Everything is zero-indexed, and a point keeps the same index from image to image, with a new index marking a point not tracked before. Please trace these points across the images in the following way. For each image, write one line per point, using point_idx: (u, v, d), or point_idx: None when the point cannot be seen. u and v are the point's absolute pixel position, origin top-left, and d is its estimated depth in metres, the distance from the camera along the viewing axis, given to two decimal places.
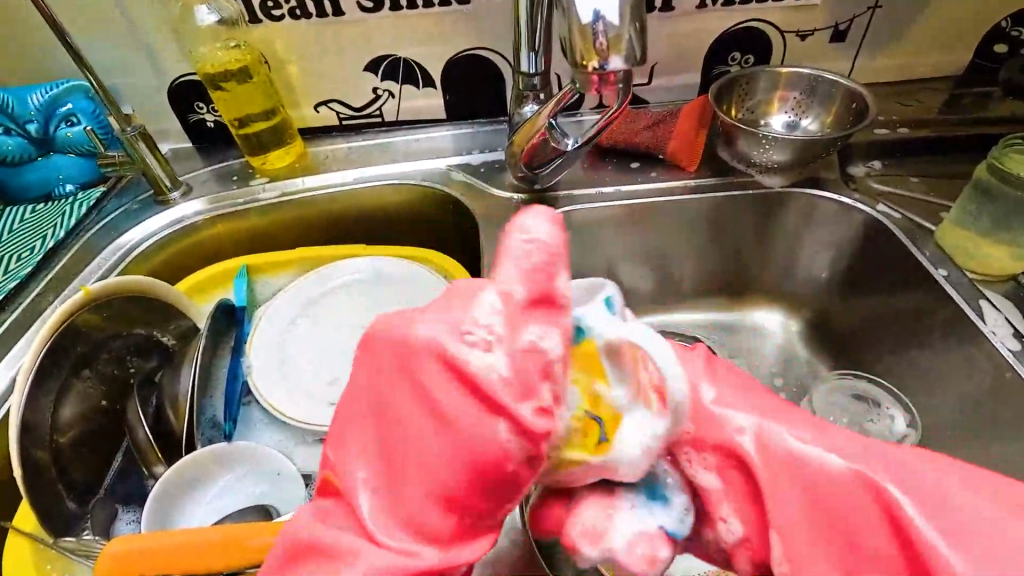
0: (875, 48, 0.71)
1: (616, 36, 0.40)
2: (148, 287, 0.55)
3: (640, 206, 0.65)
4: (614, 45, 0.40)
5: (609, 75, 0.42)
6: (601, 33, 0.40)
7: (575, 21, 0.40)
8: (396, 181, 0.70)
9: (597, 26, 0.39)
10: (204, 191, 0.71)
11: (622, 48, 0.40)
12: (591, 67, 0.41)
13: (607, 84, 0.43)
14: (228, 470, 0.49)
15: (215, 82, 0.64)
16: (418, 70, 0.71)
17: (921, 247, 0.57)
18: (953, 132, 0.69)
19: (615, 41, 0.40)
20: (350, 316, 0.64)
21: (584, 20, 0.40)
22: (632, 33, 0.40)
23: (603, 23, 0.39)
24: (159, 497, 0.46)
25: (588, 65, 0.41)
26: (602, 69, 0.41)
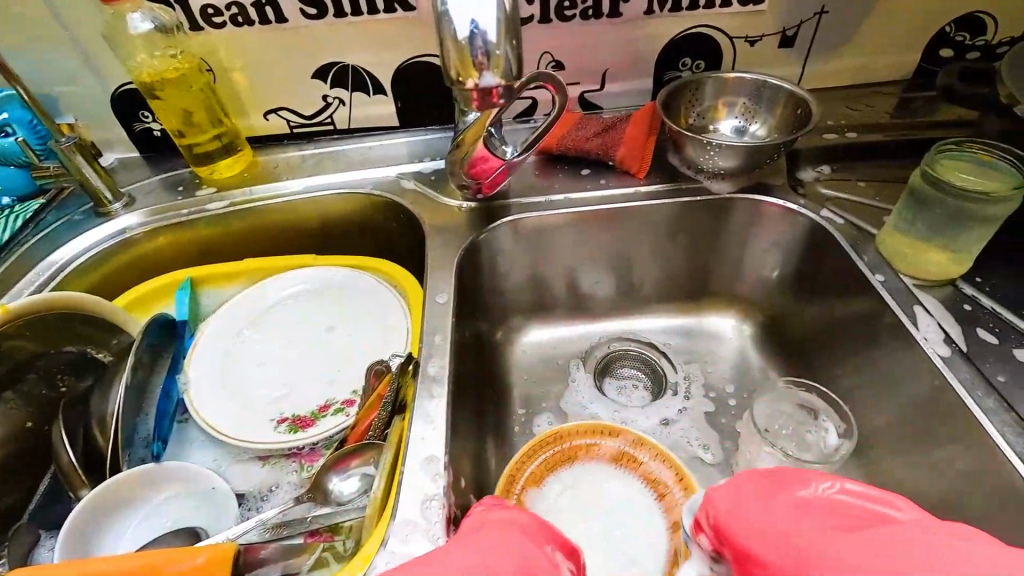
0: (824, 53, 0.71)
1: (497, 56, 0.40)
2: (79, 302, 0.53)
3: (589, 212, 0.64)
4: (492, 61, 0.40)
5: (488, 92, 0.42)
6: (478, 49, 0.40)
7: (451, 37, 0.40)
8: (345, 190, 0.69)
9: (473, 41, 0.40)
10: (148, 202, 0.69)
11: (500, 65, 0.41)
12: (469, 83, 0.42)
13: (487, 101, 0.44)
14: (172, 483, 0.48)
15: (152, 91, 0.62)
16: (367, 77, 0.70)
17: (862, 252, 0.57)
18: (898, 136, 0.69)
19: (495, 60, 0.41)
20: (297, 328, 0.62)
21: (461, 36, 0.40)
22: (508, 51, 0.41)
23: (480, 38, 0.40)
24: (74, 529, 0.44)
25: (466, 82, 0.41)
26: (480, 86, 0.42)
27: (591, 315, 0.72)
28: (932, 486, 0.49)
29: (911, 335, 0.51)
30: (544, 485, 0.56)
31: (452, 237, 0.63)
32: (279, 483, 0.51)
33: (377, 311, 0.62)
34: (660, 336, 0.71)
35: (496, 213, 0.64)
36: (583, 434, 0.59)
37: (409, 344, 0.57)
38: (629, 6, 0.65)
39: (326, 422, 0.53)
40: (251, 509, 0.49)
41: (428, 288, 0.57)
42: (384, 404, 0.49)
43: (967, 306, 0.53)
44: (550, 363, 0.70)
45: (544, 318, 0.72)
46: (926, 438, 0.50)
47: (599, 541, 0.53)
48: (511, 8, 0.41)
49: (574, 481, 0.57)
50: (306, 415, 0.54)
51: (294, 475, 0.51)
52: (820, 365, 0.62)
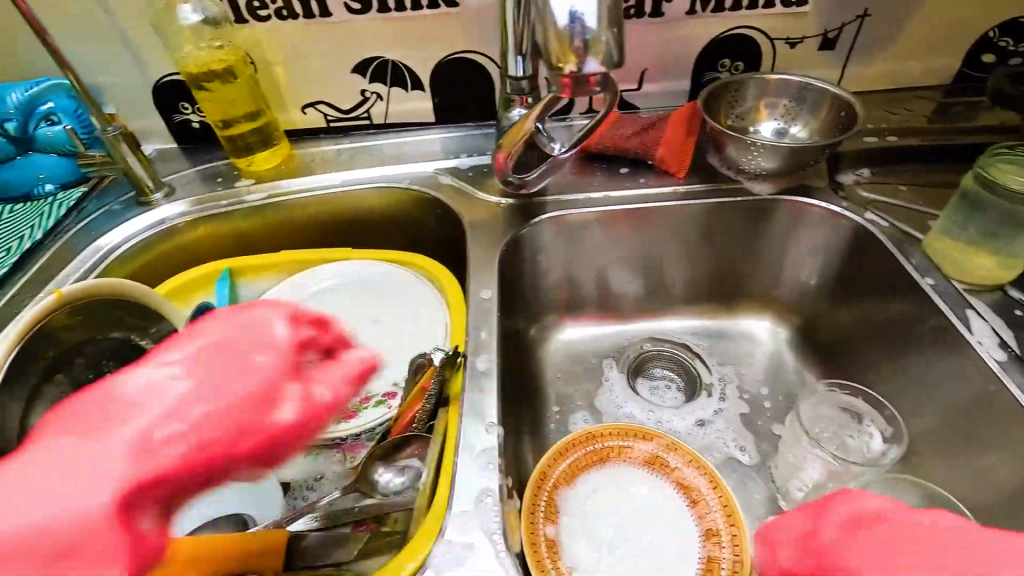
0: (865, 56, 0.71)
1: (595, 39, 0.39)
2: (127, 290, 0.54)
3: (628, 210, 0.64)
4: (592, 47, 0.40)
5: (586, 78, 0.41)
6: (577, 34, 0.39)
7: (551, 23, 0.40)
8: (383, 184, 0.70)
9: (573, 27, 0.39)
10: (188, 192, 0.70)
11: (600, 50, 0.40)
12: (567, 70, 0.41)
13: (584, 88, 0.43)
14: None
15: (198, 82, 0.63)
16: (406, 73, 0.70)
17: (909, 255, 0.57)
18: (939, 141, 0.69)
19: (593, 43, 0.40)
20: (335, 320, 0.63)
21: (560, 21, 0.39)
22: (610, 38, 0.40)
23: (580, 20, 0.39)
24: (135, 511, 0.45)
25: (564, 68, 0.41)
26: (578, 71, 0.41)
27: (624, 315, 0.72)
28: (981, 492, 0.48)
29: (961, 339, 0.51)
30: (576, 484, 0.56)
31: (492, 233, 0.63)
32: (324, 475, 0.51)
33: (415, 305, 0.62)
34: (693, 338, 0.71)
35: (535, 209, 0.64)
36: (617, 437, 0.59)
37: (449, 338, 0.57)
38: (672, 5, 0.65)
39: (370, 413, 0.53)
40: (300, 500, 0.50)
41: (471, 284, 0.57)
42: (430, 397, 0.49)
43: (1017, 311, 0.53)
44: (582, 361, 0.70)
45: (577, 316, 0.71)
46: (974, 443, 0.49)
47: (633, 546, 0.53)
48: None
49: (605, 482, 0.57)
50: (347, 407, 0.54)
51: (338, 466, 0.52)
52: (859, 369, 0.61)
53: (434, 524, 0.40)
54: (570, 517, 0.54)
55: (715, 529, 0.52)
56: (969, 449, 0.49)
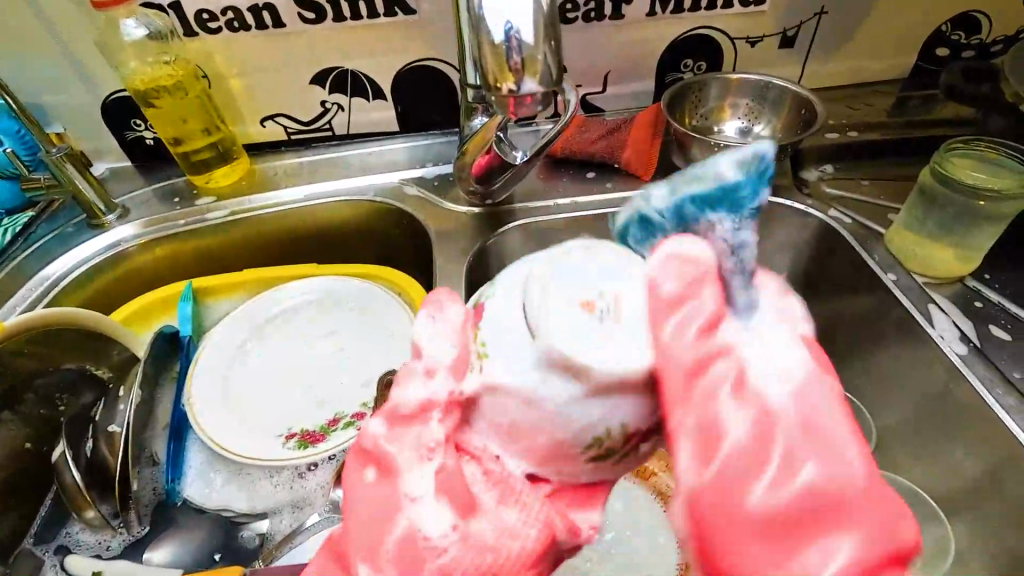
0: (824, 53, 0.72)
1: (531, 58, 0.39)
2: (72, 318, 0.50)
3: (595, 216, 0.64)
4: (528, 65, 0.39)
5: (526, 98, 0.40)
6: (513, 51, 0.38)
7: (488, 41, 0.39)
8: (347, 198, 0.68)
9: (509, 45, 0.38)
10: (143, 213, 0.67)
11: (537, 70, 0.39)
12: (506, 88, 0.40)
13: (524, 108, 0.42)
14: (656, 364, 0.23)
15: (146, 99, 0.61)
16: (367, 83, 0.69)
17: (872, 251, 0.57)
18: (899, 136, 0.70)
19: (531, 64, 0.39)
20: (303, 340, 0.61)
21: (495, 39, 0.39)
22: (546, 53, 0.39)
23: (516, 39, 0.38)
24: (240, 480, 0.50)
25: (502, 87, 0.40)
26: (517, 91, 0.40)
27: None
28: None
29: (924, 335, 0.51)
30: None
31: (460, 243, 0.62)
32: (308, 498, 0.49)
33: (384, 320, 0.61)
34: None
35: (502, 218, 0.64)
36: None
37: None
38: (632, 7, 0.65)
39: (337, 436, 0.51)
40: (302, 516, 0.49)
41: None
42: None
43: (977, 303, 0.54)
44: None
45: None
46: (938, 438, 0.49)
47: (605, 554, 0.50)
48: (547, 10, 0.39)
49: None
50: (315, 430, 0.53)
51: (312, 491, 0.50)
52: None
53: None
54: None
55: None
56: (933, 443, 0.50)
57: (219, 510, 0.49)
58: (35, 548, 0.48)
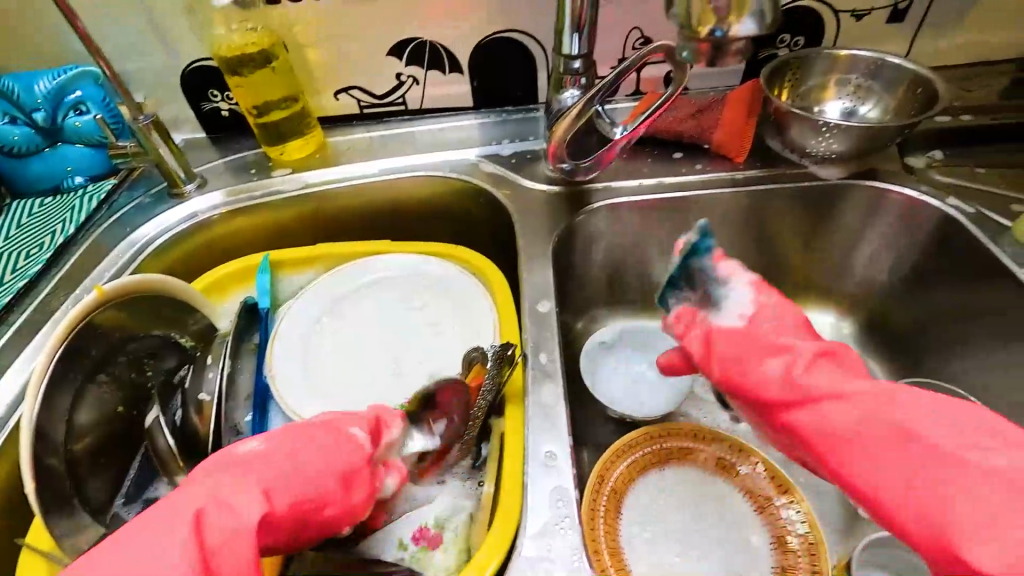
0: (935, 29, 0.66)
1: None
2: (160, 284, 0.52)
3: (685, 199, 0.60)
4: (737, 7, 0.38)
5: (729, 43, 0.40)
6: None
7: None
8: (423, 173, 0.66)
9: None
10: (220, 184, 0.67)
11: (748, 10, 0.38)
12: (705, 31, 0.40)
13: (722, 54, 0.41)
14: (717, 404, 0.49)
15: (231, 68, 0.60)
16: (444, 54, 0.66)
17: (1001, 244, 0.53)
18: (1019, 120, 0.64)
19: (738, 3, 0.38)
20: (376, 320, 0.60)
21: None
22: None
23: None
24: None
25: (703, 29, 0.40)
26: (719, 35, 0.40)
27: None
28: None
29: None
30: (634, 488, 0.51)
31: (544, 222, 0.59)
32: None
33: (462, 300, 0.60)
34: None
35: (585, 198, 0.61)
36: (681, 436, 0.54)
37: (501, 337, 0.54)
38: None
39: None
40: None
41: (525, 278, 0.54)
42: (486, 391, 0.45)
43: None
44: (623, 348, 0.64)
45: (625, 312, 0.68)
46: None
47: (692, 550, 0.49)
48: None
49: (665, 484, 0.52)
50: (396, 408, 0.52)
51: None
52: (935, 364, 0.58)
53: (505, 532, 0.37)
54: (634, 527, 0.50)
55: (788, 539, 0.48)
56: None
57: None
58: (121, 511, 0.47)
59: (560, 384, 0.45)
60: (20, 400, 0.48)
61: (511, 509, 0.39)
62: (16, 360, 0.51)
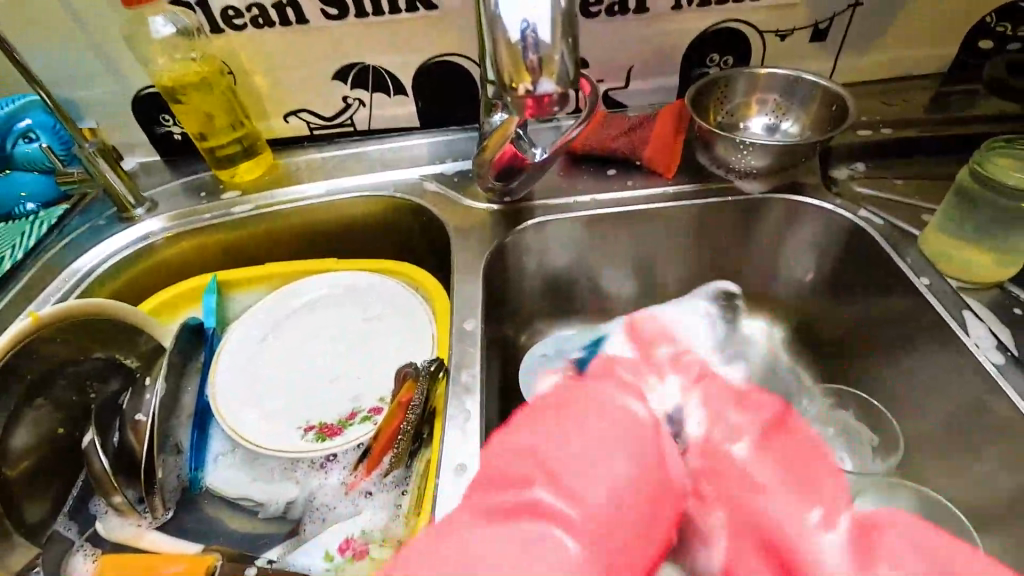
0: (857, 48, 0.69)
1: (548, 57, 0.38)
2: (100, 309, 0.53)
3: (616, 214, 0.63)
4: (545, 64, 0.39)
5: (542, 98, 0.40)
6: (530, 50, 0.38)
7: (503, 40, 0.38)
8: (368, 193, 0.68)
9: (525, 43, 0.38)
10: (170, 206, 0.69)
11: (554, 70, 0.39)
12: (522, 89, 0.40)
13: (541, 108, 0.41)
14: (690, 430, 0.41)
15: (174, 95, 0.62)
16: (387, 78, 0.69)
17: (905, 254, 0.55)
18: (937, 133, 0.67)
19: (547, 63, 0.39)
20: (321, 338, 0.61)
21: (512, 38, 0.38)
22: (563, 52, 0.39)
23: (533, 37, 0.38)
24: (258, 474, 0.52)
25: (518, 88, 0.39)
26: (533, 92, 0.39)
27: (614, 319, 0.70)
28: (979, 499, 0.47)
29: (957, 342, 0.50)
30: None
31: (481, 240, 0.61)
32: (316, 493, 0.50)
33: (404, 316, 0.61)
34: None
35: (521, 215, 0.63)
36: None
37: (437, 351, 0.56)
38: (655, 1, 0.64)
39: (354, 430, 0.52)
40: (317, 520, 0.49)
41: (458, 294, 0.56)
42: (413, 409, 0.49)
43: (1013, 310, 0.53)
44: (566, 357, 0.64)
45: (568, 323, 0.70)
46: (974, 448, 0.48)
47: None
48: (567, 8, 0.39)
49: None
50: (333, 423, 0.53)
51: (328, 484, 0.50)
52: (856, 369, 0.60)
53: None
54: None
55: None
56: (970, 453, 0.49)
57: (238, 500, 0.51)
58: (60, 528, 0.49)
59: (480, 398, 0.47)
60: None
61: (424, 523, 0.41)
62: None
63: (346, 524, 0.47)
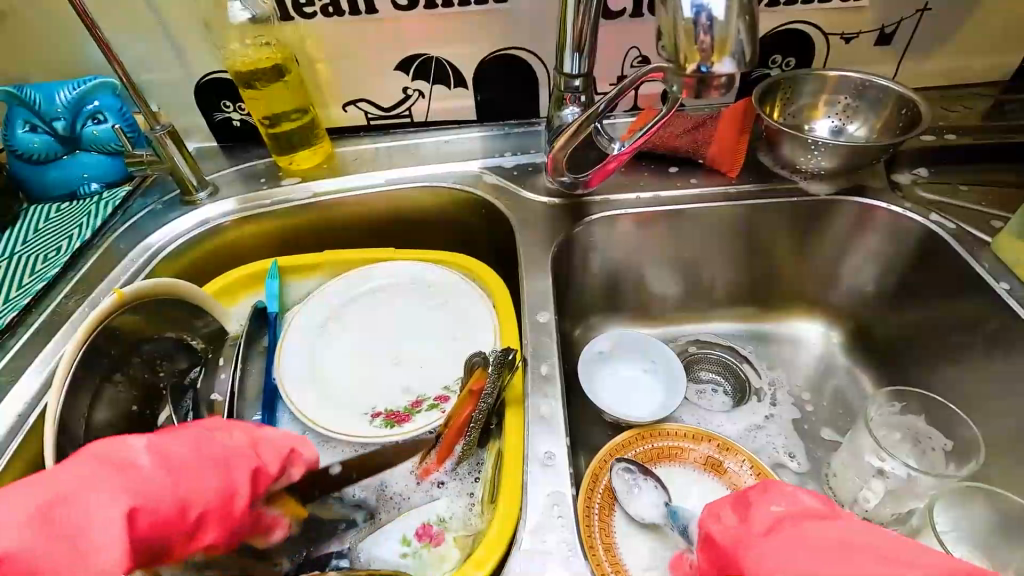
0: (921, 53, 0.69)
1: (723, 37, 0.38)
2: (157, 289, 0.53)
3: (680, 211, 0.63)
4: (720, 45, 0.38)
5: (713, 80, 0.40)
6: (706, 30, 0.38)
7: (677, 19, 0.39)
8: (428, 184, 0.69)
9: (701, 22, 0.38)
10: (232, 192, 0.69)
11: (729, 49, 0.39)
12: (692, 69, 0.40)
13: (707, 89, 0.41)
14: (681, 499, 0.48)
15: (247, 81, 0.63)
16: (450, 69, 0.69)
17: (980, 259, 0.55)
18: (1002, 140, 0.67)
19: (721, 44, 0.38)
20: (381, 324, 0.62)
21: (686, 16, 0.38)
22: (739, 31, 0.39)
23: (706, 17, 0.38)
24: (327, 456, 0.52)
25: (689, 68, 0.40)
26: (703, 72, 0.40)
27: (669, 316, 0.70)
28: None
29: None
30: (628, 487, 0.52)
31: (546, 233, 0.61)
32: (387, 478, 0.50)
33: (465, 305, 0.62)
34: (739, 341, 0.69)
35: (584, 210, 0.63)
36: (672, 436, 0.56)
37: (502, 341, 0.57)
38: None
39: (422, 417, 0.52)
40: (389, 508, 0.48)
41: (527, 286, 0.56)
42: (485, 398, 0.48)
43: None
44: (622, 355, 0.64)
45: (622, 320, 0.70)
46: None
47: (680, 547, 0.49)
48: None
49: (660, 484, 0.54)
50: (399, 410, 0.53)
51: (397, 469, 0.50)
52: (918, 373, 0.60)
53: (504, 530, 0.39)
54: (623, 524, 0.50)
55: None
56: None
57: None
58: None
59: (558, 387, 0.48)
60: (40, 398, 0.50)
61: (510, 510, 0.40)
62: (35, 358, 0.53)
63: (422, 509, 0.47)
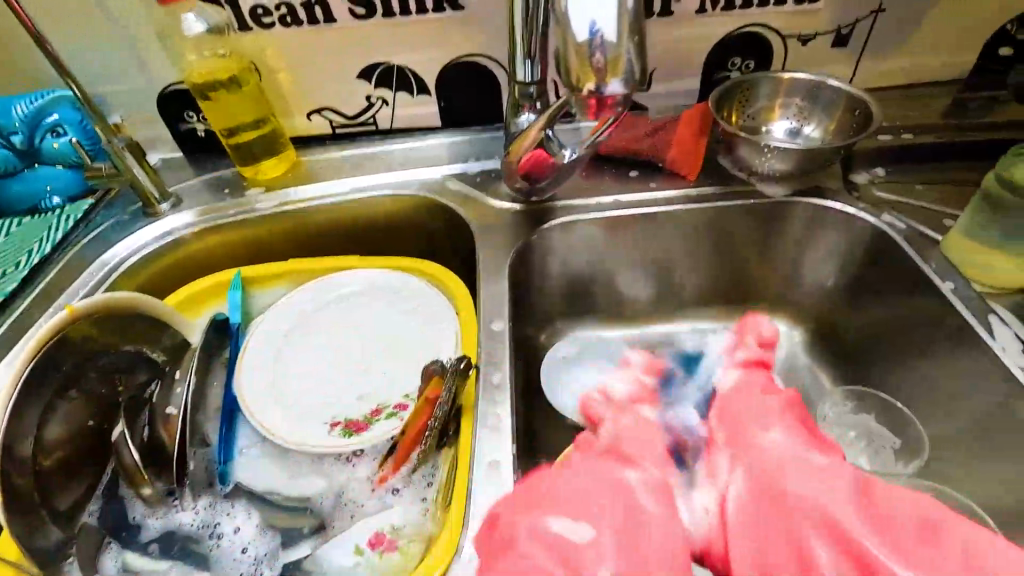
0: (878, 53, 0.70)
1: (614, 57, 0.41)
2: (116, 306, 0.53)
3: (639, 215, 0.63)
4: (611, 65, 0.41)
5: (606, 98, 0.44)
6: (597, 52, 0.41)
7: (570, 40, 0.41)
8: (391, 191, 0.69)
9: (592, 44, 0.41)
10: (195, 202, 0.70)
11: (619, 68, 0.42)
12: (587, 88, 0.43)
13: (604, 105, 0.45)
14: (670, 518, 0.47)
15: (203, 93, 0.64)
16: (411, 77, 0.69)
17: (929, 258, 0.56)
18: (958, 138, 0.68)
19: (613, 63, 0.41)
20: (345, 332, 0.62)
21: (579, 39, 0.41)
22: (629, 50, 0.41)
23: (599, 39, 0.41)
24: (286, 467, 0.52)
25: (584, 88, 0.43)
26: (597, 92, 0.43)
27: (635, 319, 0.71)
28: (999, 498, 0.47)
29: (982, 345, 0.51)
30: None
31: (506, 239, 0.62)
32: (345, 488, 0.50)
33: (427, 312, 0.62)
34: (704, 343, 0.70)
35: (545, 215, 0.64)
36: None
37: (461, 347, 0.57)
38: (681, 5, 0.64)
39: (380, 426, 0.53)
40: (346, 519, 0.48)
41: (485, 293, 0.57)
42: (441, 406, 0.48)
43: None
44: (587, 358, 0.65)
45: (588, 323, 0.70)
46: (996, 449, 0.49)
47: None
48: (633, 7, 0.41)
49: None
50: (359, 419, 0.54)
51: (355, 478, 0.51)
52: (875, 371, 0.61)
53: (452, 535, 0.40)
54: None
55: None
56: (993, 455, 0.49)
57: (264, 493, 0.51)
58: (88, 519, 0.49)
59: (509, 393, 0.48)
60: None
61: (458, 514, 0.41)
62: None
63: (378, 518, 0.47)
